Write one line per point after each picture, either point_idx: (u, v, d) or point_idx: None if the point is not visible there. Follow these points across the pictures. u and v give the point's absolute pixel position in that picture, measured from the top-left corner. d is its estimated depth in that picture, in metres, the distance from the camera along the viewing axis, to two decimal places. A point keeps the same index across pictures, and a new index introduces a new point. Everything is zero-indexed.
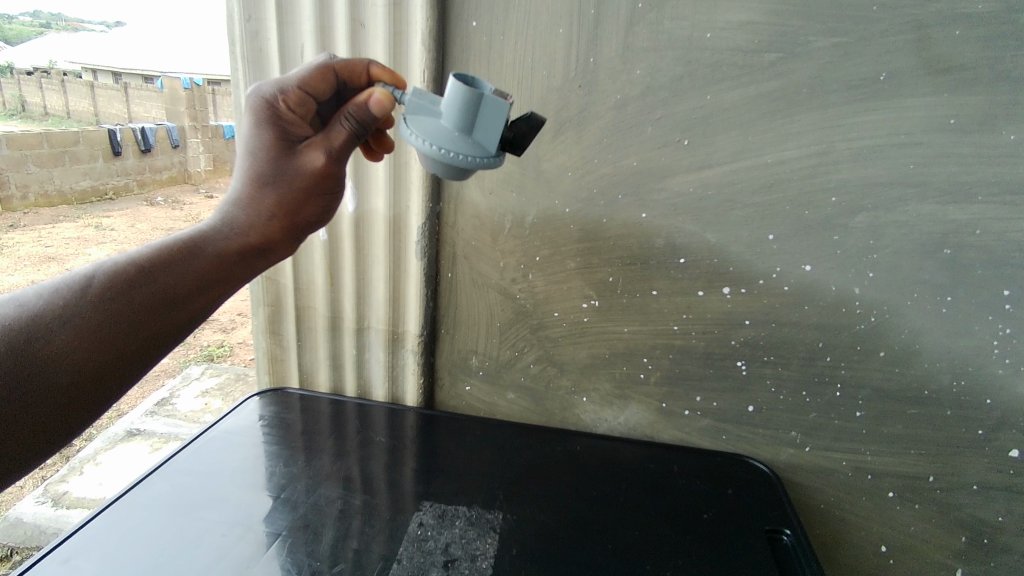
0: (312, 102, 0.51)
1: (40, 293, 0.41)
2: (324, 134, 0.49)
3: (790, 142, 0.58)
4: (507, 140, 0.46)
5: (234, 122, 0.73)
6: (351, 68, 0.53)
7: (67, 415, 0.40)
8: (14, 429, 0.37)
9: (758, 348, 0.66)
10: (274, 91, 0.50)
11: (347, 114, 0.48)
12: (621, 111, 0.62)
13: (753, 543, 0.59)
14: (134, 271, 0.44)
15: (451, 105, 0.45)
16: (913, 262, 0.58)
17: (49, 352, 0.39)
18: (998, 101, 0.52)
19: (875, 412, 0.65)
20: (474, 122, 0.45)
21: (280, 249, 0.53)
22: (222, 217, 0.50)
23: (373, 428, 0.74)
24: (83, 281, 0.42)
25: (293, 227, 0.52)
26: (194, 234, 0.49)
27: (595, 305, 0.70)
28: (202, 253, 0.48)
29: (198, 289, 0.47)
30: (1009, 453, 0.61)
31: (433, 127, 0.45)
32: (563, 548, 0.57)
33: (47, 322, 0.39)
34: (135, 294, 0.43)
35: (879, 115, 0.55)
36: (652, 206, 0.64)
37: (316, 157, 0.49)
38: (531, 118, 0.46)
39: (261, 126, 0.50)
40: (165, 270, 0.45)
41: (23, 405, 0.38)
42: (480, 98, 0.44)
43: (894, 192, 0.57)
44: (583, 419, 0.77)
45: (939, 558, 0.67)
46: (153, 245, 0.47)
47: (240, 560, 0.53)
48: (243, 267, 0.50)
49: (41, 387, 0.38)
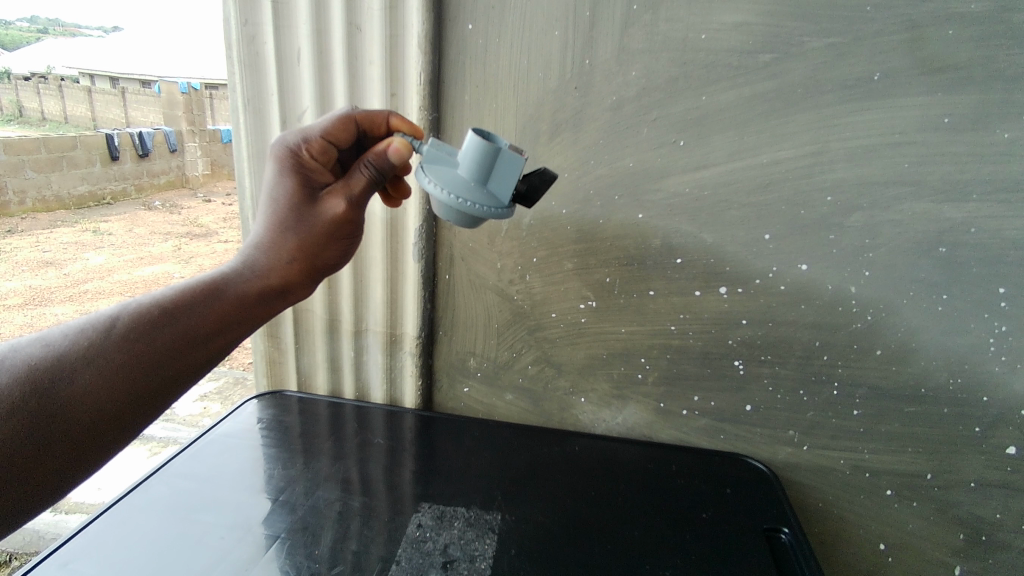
0: (334, 150, 0.54)
1: (66, 333, 0.42)
2: (345, 182, 0.51)
3: (784, 142, 0.58)
4: (521, 194, 0.49)
5: (231, 126, 0.73)
6: (372, 119, 0.55)
7: (84, 452, 0.41)
8: (34, 468, 0.38)
9: (755, 347, 0.67)
10: (299, 141, 0.53)
11: (367, 162, 0.50)
12: (617, 112, 0.62)
13: (752, 541, 0.59)
14: (157, 312, 0.45)
15: (468, 157, 0.46)
16: (908, 260, 0.59)
17: (70, 392, 0.40)
18: (991, 100, 0.52)
19: (872, 410, 0.65)
20: (490, 175, 0.47)
21: (301, 290, 0.53)
22: (245, 258, 0.50)
23: (371, 430, 0.74)
24: (107, 321, 0.43)
25: (314, 270, 0.52)
26: (216, 275, 0.49)
27: (592, 306, 0.71)
28: (223, 295, 0.48)
29: (219, 330, 0.48)
30: (1006, 451, 0.61)
31: (449, 176, 0.47)
32: (561, 547, 0.57)
33: (71, 362, 0.41)
34: (157, 336, 0.44)
35: (872, 115, 0.55)
36: (647, 206, 0.64)
37: (337, 205, 0.51)
38: (543, 173, 0.48)
39: (285, 173, 0.52)
40: (187, 311, 0.46)
41: (44, 442, 0.39)
42: (497, 152, 0.46)
43: (888, 191, 0.57)
44: (581, 419, 0.77)
45: (938, 556, 0.67)
46: (177, 286, 0.47)
47: (239, 562, 0.53)
48: (263, 309, 0.50)
49: (62, 426, 0.39)
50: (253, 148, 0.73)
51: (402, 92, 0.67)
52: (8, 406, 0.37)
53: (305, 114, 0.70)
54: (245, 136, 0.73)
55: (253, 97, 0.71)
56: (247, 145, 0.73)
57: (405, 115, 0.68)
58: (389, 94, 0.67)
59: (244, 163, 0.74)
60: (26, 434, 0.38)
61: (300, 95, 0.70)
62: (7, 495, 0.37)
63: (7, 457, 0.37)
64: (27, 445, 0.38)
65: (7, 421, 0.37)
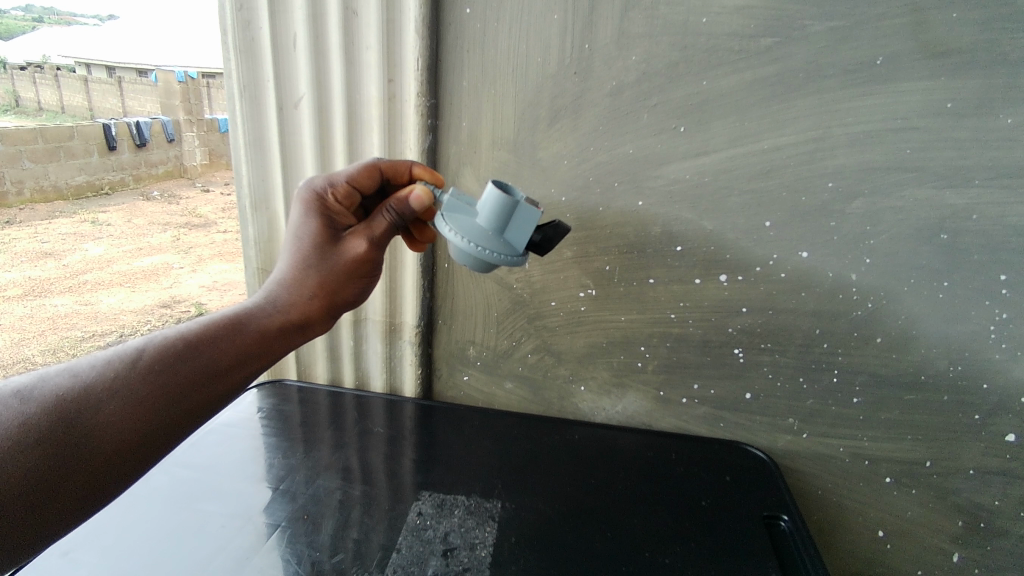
0: (357, 194, 0.59)
1: (94, 365, 0.46)
2: (367, 224, 0.57)
3: (785, 128, 0.57)
4: (535, 243, 0.52)
5: (227, 115, 0.72)
6: (396, 168, 0.60)
7: (101, 479, 0.44)
8: (55, 495, 0.41)
9: (755, 335, 0.66)
10: (325, 185, 0.58)
11: (388, 208, 0.55)
12: (616, 98, 0.61)
13: (752, 529, 0.59)
14: (181, 346, 0.49)
15: (487, 208, 0.50)
16: (910, 247, 0.58)
17: (95, 421, 0.43)
18: (994, 84, 0.51)
19: (872, 398, 0.65)
20: (507, 226, 0.51)
21: (318, 326, 0.57)
22: (268, 294, 0.54)
23: (371, 419, 0.75)
24: (134, 354, 0.47)
25: (332, 305, 0.57)
26: (239, 310, 0.53)
27: (592, 294, 0.70)
28: (245, 329, 0.52)
29: (239, 362, 0.51)
30: (1006, 438, 0.61)
31: (468, 224, 0.51)
32: (560, 533, 0.57)
33: (97, 393, 0.44)
34: (180, 368, 0.48)
35: (874, 100, 0.55)
36: (647, 193, 0.64)
37: (358, 245, 0.56)
38: (558, 225, 0.52)
39: (310, 215, 0.57)
40: (210, 345, 0.50)
41: (67, 470, 0.42)
42: (515, 205, 0.50)
43: (890, 177, 0.57)
44: (581, 408, 0.77)
45: (936, 543, 0.67)
46: (201, 321, 0.51)
47: (240, 550, 0.53)
48: (281, 343, 0.54)
49: (85, 455, 0.43)
50: (249, 135, 0.72)
51: (399, 79, 0.66)
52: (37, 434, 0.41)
53: (302, 102, 0.70)
54: (242, 124, 0.72)
55: (249, 84, 0.70)
56: (243, 133, 0.72)
57: (403, 102, 0.67)
58: (386, 80, 0.66)
59: (239, 151, 0.74)
60: (52, 461, 0.41)
61: (297, 82, 0.69)
62: (26, 515, 0.40)
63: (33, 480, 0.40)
64: (53, 470, 0.41)
65: (33, 451, 0.40)
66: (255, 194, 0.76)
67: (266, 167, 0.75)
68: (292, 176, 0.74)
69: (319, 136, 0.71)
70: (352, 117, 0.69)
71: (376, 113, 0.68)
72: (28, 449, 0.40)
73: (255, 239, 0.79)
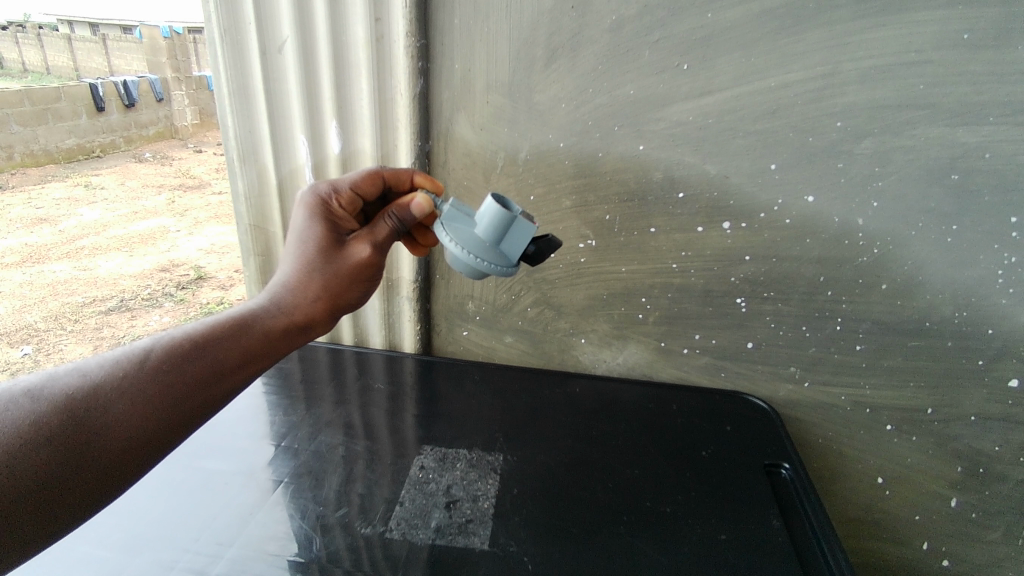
0: (360, 202, 0.58)
1: (100, 363, 0.41)
2: (369, 229, 0.55)
3: (794, 63, 0.55)
4: (528, 254, 0.52)
5: (209, 61, 0.69)
6: (397, 178, 0.60)
7: (107, 484, 0.39)
8: (60, 497, 0.36)
9: (758, 283, 0.65)
10: (329, 191, 0.57)
11: (391, 213, 0.55)
12: (617, 35, 0.58)
13: (755, 477, 0.60)
14: (189, 345, 0.44)
15: (484, 220, 0.49)
16: (920, 188, 0.56)
17: (104, 421, 0.39)
18: (1013, 12, 0.49)
19: (876, 344, 0.64)
20: (502, 236, 0.50)
21: (320, 329, 0.53)
22: (271, 296, 0.50)
23: (372, 375, 0.75)
24: (142, 354, 0.42)
25: (336, 308, 0.53)
26: (244, 310, 0.49)
27: (592, 245, 0.69)
28: (251, 330, 0.47)
29: (246, 364, 0.47)
30: (1008, 383, 0.61)
31: (466, 234, 0.50)
32: (563, 484, 0.57)
33: (106, 391, 0.39)
34: (189, 368, 0.43)
35: (887, 30, 0.52)
36: (649, 137, 0.62)
37: (362, 250, 0.54)
38: (550, 239, 0.51)
39: (314, 219, 0.55)
40: (217, 346, 0.45)
41: (72, 472, 0.37)
42: (513, 219, 0.49)
43: (902, 114, 0.54)
44: (581, 360, 0.77)
45: (934, 488, 0.68)
46: (207, 321, 0.46)
47: (244, 505, 0.53)
48: (287, 344, 0.50)
49: (92, 457, 0.38)
50: (233, 83, 0.70)
51: (387, 18, 0.63)
52: (44, 435, 0.36)
53: (286, 46, 0.67)
54: (224, 70, 0.69)
55: (229, 27, 0.67)
56: (226, 81, 0.70)
57: (392, 43, 0.65)
58: (373, 19, 0.63)
59: (224, 99, 0.71)
60: (59, 463, 0.36)
61: (279, 25, 0.66)
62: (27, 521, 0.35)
63: (40, 482, 0.35)
64: (58, 472, 0.36)
65: (39, 452, 0.36)
66: (243, 144, 0.74)
67: (252, 117, 0.72)
68: (280, 125, 0.72)
69: (305, 83, 0.68)
70: (339, 61, 0.67)
71: (364, 55, 0.65)
72: (36, 450, 0.35)
73: (245, 194, 0.77)
